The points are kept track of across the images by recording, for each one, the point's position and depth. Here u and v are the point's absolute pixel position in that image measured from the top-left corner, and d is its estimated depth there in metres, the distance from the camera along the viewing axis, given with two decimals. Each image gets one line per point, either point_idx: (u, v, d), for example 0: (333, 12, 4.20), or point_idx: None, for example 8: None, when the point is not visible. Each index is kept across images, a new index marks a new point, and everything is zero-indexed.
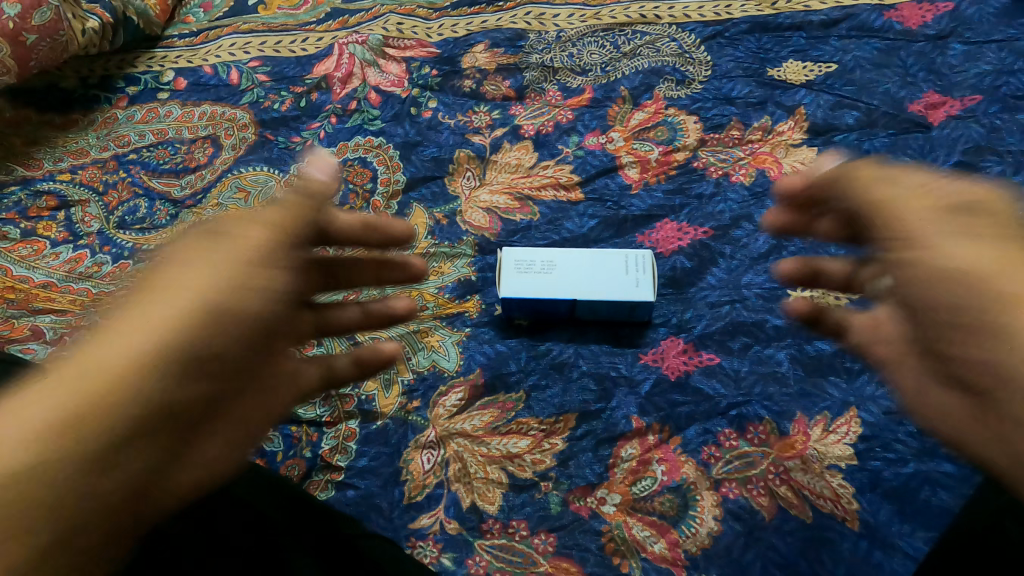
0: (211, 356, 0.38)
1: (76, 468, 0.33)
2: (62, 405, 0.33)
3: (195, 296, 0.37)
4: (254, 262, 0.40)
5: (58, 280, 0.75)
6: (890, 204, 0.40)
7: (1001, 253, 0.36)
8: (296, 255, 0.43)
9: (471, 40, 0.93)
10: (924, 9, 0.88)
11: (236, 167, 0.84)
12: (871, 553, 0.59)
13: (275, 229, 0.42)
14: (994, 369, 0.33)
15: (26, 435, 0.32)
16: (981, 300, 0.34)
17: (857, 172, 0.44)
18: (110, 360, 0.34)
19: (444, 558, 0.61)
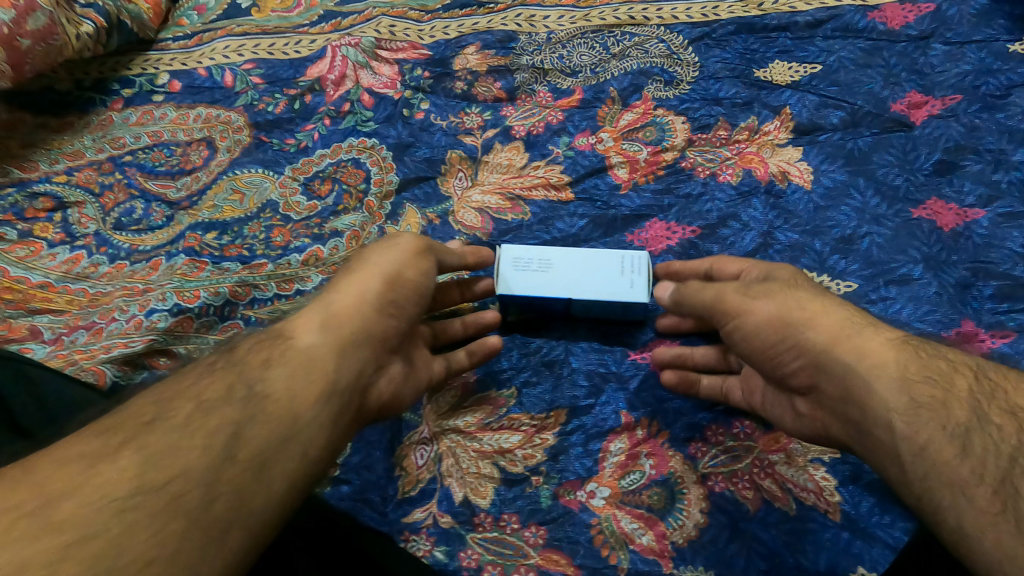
0: (369, 341, 0.58)
1: (307, 400, 0.50)
2: (297, 364, 0.52)
3: (374, 304, 0.60)
4: (388, 278, 0.62)
5: (55, 281, 0.76)
6: (753, 304, 0.57)
7: (829, 332, 0.52)
8: (427, 279, 0.65)
9: (462, 41, 0.94)
10: (907, 10, 0.89)
11: (231, 169, 0.85)
12: (853, 543, 0.61)
13: (404, 264, 0.64)
14: (862, 405, 0.49)
15: (281, 378, 0.50)
16: (837, 366, 0.51)
17: (726, 293, 0.60)
18: (329, 334, 0.55)
19: (437, 550, 0.63)
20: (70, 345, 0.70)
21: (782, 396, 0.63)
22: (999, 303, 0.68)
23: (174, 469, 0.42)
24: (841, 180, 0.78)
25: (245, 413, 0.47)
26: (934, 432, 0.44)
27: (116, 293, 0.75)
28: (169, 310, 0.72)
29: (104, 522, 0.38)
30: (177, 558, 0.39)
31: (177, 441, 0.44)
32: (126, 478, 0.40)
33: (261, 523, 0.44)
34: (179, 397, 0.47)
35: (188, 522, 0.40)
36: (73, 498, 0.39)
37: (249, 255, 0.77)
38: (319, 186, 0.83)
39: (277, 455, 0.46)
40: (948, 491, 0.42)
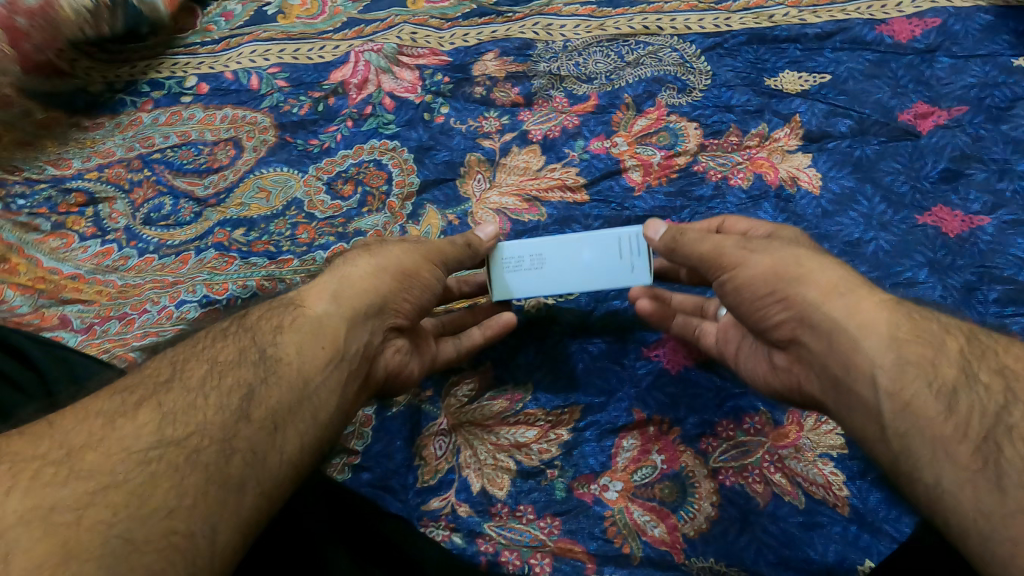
0: (378, 316, 0.61)
1: (316, 367, 0.54)
2: (307, 334, 0.55)
3: (387, 290, 0.62)
4: (400, 273, 0.64)
5: (87, 272, 0.80)
6: (753, 258, 0.58)
7: (823, 288, 0.52)
8: (439, 276, 0.68)
9: (481, 48, 0.97)
10: (914, 25, 0.92)
11: (257, 168, 0.88)
12: (860, 536, 0.62)
13: (419, 260, 0.66)
14: (846, 361, 0.49)
15: (292, 345, 0.54)
16: (824, 321, 0.51)
17: (726, 245, 0.60)
18: (339, 307, 0.58)
19: (456, 536, 0.65)
20: (102, 335, 0.73)
21: (759, 351, 0.64)
22: (1004, 307, 0.70)
23: (190, 425, 0.46)
24: (849, 187, 0.80)
25: (258, 375, 0.51)
26: (919, 390, 0.45)
27: (145, 285, 0.78)
28: (198, 302, 0.75)
29: (129, 470, 0.42)
30: (195, 508, 0.43)
31: (193, 400, 0.47)
32: (147, 433, 0.44)
33: (275, 479, 0.48)
34: (194, 361, 0.51)
35: (206, 473, 0.44)
36: (97, 449, 0.43)
37: (276, 251, 0.79)
38: (341, 186, 0.85)
39: (288, 417, 0.50)
40: (928, 448, 0.43)
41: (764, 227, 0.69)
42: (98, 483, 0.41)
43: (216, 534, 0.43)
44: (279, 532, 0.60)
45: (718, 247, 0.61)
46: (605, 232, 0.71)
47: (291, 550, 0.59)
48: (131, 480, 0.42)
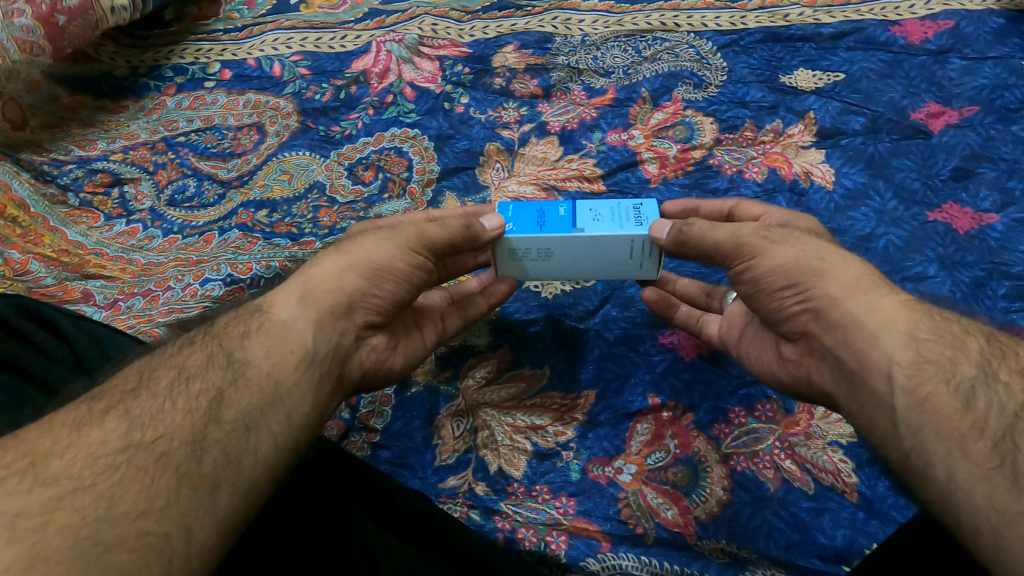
0: (349, 316, 0.59)
1: (287, 368, 0.53)
2: (274, 337, 0.54)
3: (355, 288, 0.59)
4: (373, 269, 0.60)
5: (112, 250, 0.82)
6: (774, 248, 0.57)
7: (845, 284, 0.53)
8: (420, 265, 0.63)
9: (501, 41, 1.00)
10: (926, 26, 0.94)
11: (281, 152, 0.89)
12: (868, 522, 0.63)
13: (392, 251, 0.61)
14: (862, 355, 0.50)
15: (259, 349, 0.53)
16: (840, 317, 0.52)
17: (744, 233, 0.59)
18: (307, 309, 0.56)
19: (472, 513, 0.66)
20: (126, 310, 0.74)
21: (765, 340, 0.66)
22: (1013, 303, 0.69)
23: (159, 430, 0.45)
24: (861, 183, 0.80)
25: (226, 378, 0.50)
26: (936, 386, 0.45)
27: (169, 263, 0.79)
28: (223, 281, 0.76)
29: (98, 475, 0.42)
30: (166, 510, 0.42)
31: (160, 405, 0.47)
32: (114, 438, 0.44)
33: (251, 479, 0.47)
34: (162, 368, 0.50)
35: (177, 475, 0.44)
36: (63, 458, 0.42)
37: (298, 233, 0.81)
38: (363, 171, 0.87)
39: (260, 418, 0.49)
40: (942, 443, 0.43)
41: (780, 214, 0.67)
42: (65, 488, 0.41)
43: (192, 536, 0.42)
44: (279, 514, 0.60)
45: (739, 239, 0.59)
46: (618, 234, 0.64)
47: (298, 534, 0.59)
48: (100, 484, 0.42)
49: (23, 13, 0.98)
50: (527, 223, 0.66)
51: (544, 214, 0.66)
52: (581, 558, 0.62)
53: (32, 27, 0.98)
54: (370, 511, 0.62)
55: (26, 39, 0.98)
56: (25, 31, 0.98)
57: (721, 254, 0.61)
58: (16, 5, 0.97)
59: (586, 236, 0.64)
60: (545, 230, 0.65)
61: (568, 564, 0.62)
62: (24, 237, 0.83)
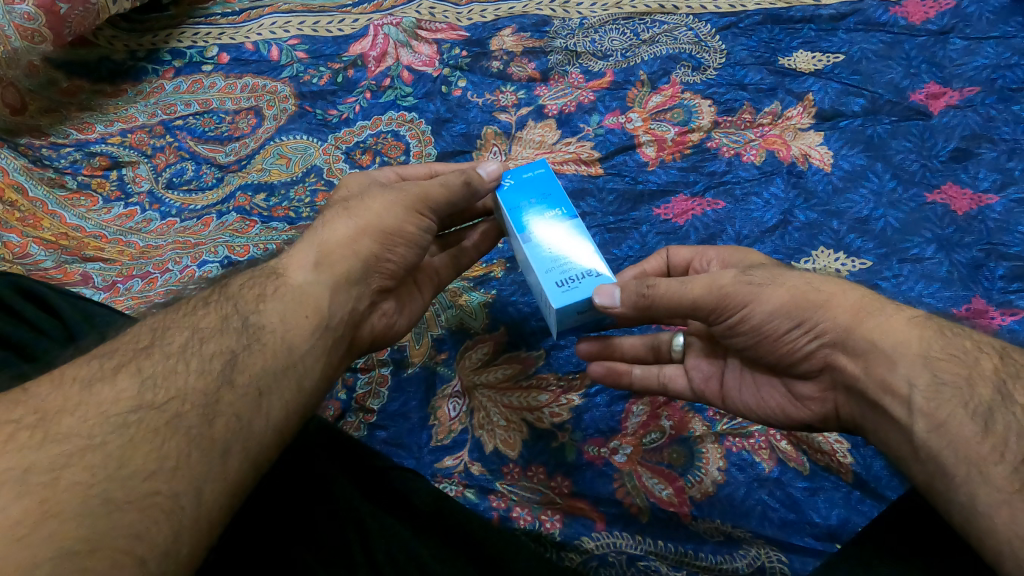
0: (364, 281, 0.59)
1: (301, 334, 0.53)
2: (290, 301, 0.54)
3: (369, 253, 0.59)
4: (384, 234, 0.59)
5: (110, 232, 0.84)
6: (763, 292, 0.54)
7: (849, 313, 0.51)
8: (426, 227, 0.63)
9: (498, 24, 0.99)
10: (927, 7, 0.93)
11: (278, 136, 0.91)
12: (863, 501, 0.62)
13: (402, 215, 0.61)
14: (882, 383, 0.48)
15: (274, 313, 0.53)
16: (860, 345, 0.50)
17: (724, 282, 0.55)
18: (322, 274, 0.56)
19: (468, 491, 0.66)
20: (125, 291, 0.76)
21: (768, 381, 0.61)
22: (1010, 284, 0.69)
23: (172, 390, 0.45)
24: (860, 164, 0.80)
25: (240, 342, 0.50)
26: (954, 411, 0.44)
27: (168, 246, 0.81)
28: (220, 262, 0.77)
29: (108, 434, 0.41)
30: (178, 471, 0.42)
31: (173, 366, 0.46)
32: (126, 398, 0.44)
33: (259, 445, 0.47)
34: (174, 329, 0.50)
35: (188, 437, 0.43)
36: (74, 415, 0.42)
37: (295, 216, 0.82)
38: (360, 156, 0.87)
39: (273, 383, 0.49)
40: (962, 465, 0.42)
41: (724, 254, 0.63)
42: (76, 445, 0.40)
43: (201, 498, 0.42)
44: (273, 504, 0.59)
45: (721, 289, 0.55)
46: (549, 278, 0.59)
47: (297, 525, 0.58)
48: (111, 442, 0.41)
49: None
50: (518, 192, 0.66)
51: (536, 202, 0.65)
52: (576, 536, 0.63)
53: (33, 15, 0.96)
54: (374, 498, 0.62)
55: (28, 27, 0.96)
56: (27, 17, 0.96)
57: (701, 310, 0.56)
58: None
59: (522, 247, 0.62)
60: (512, 211, 0.65)
61: (563, 542, 0.62)
62: (23, 221, 0.84)
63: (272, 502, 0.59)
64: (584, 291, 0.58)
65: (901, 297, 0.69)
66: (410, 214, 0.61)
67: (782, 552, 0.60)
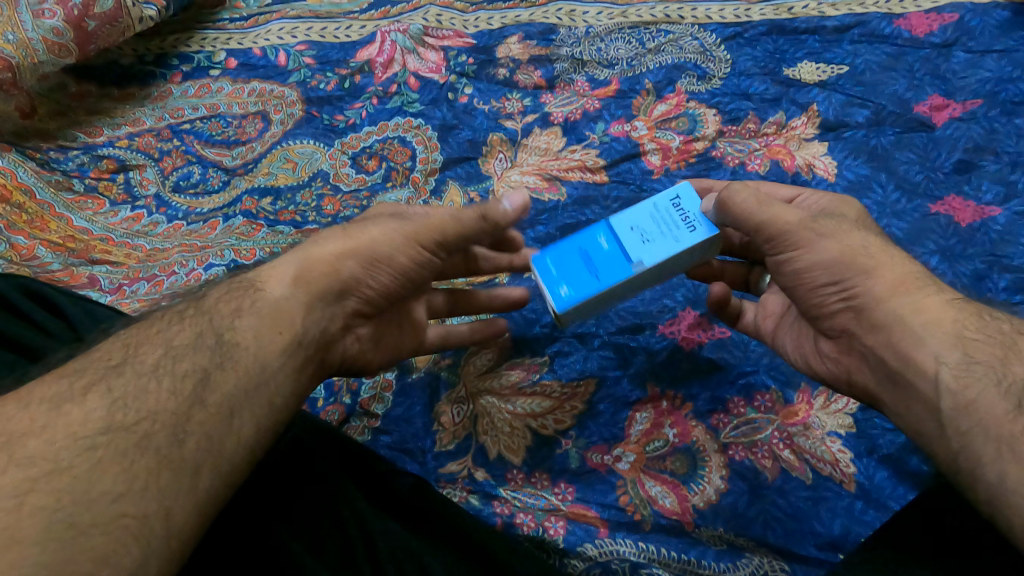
0: (339, 301, 0.60)
1: (273, 351, 0.52)
2: (265, 316, 0.53)
3: (352, 274, 0.59)
4: (371, 261, 0.60)
5: (117, 235, 0.84)
6: (821, 242, 0.55)
7: (890, 283, 0.52)
8: (425, 260, 0.63)
9: (505, 32, 1.00)
10: (931, 19, 0.93)
11: (285, 140, 0.91)
12: (866, 512, 0.62)
13: (398, 244, 0.61)
14: (903, 356, 0.50)
15: (248, 330, 0.52)
16: (884, 317, 0.51)
17: (789, 221, 0.57)
18: (299, 290, 0.56)
19: (471, 497, 0.67)
20: (131, 294, 0.77)
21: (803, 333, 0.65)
22: (1012, 295, 0.69)
23: (142, 409, 0.44)
24: (864, 175, 0.80)
25: (213, 361, 0.49)
26: (980, 416, 0.44)
27: (174, 250, 0.82)
28: (227, 266, 0.78)
29: (75, 457, 0.41)
30: (146, 492, 0.41)
31: (144, 386, 0.46)
32: (95, 419, 0.43)
33: (230, 461, 0.47)
34: (148, 343, 0.49)
35: (158, 458, 0.43)
36: (40, 437, 0.41)
37: (301, 221, 0.83)
38: (366, 161, 0.88)
39: (244, 403, 0.49)
40: (992, 444, 0.42)
41: (829, 203, 0.63)
42: (42, 469, 0.39)
43: (171, 518, 0.42)
44: (264, 498, 0.59)
45: (783, 226, 0.57)
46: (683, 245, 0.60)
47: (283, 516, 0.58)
48: (77, 466, 0.40)
49: (54, 15, 0.97)
50: (558, 261, 0.63)
51: (584, 243, 0.63)
52: (580, 543, 0.63)
53: (62, 29, 0.97)
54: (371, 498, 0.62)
55: (56, 41, 0.97)
56: (55, 32, 0.97)
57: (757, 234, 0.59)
58: (47, 6, 0.98)
59: (645, 269, 0.60)
60: (588, 273, 0.61)
61: (567, 549, 0.63)
62: (31, 223, 0.85)
63: (265, 500, 0.59)
64: (696, 209, 0.62)
65: None
66: (410, 242, 0.62)
67: (786, 562, 0.60)
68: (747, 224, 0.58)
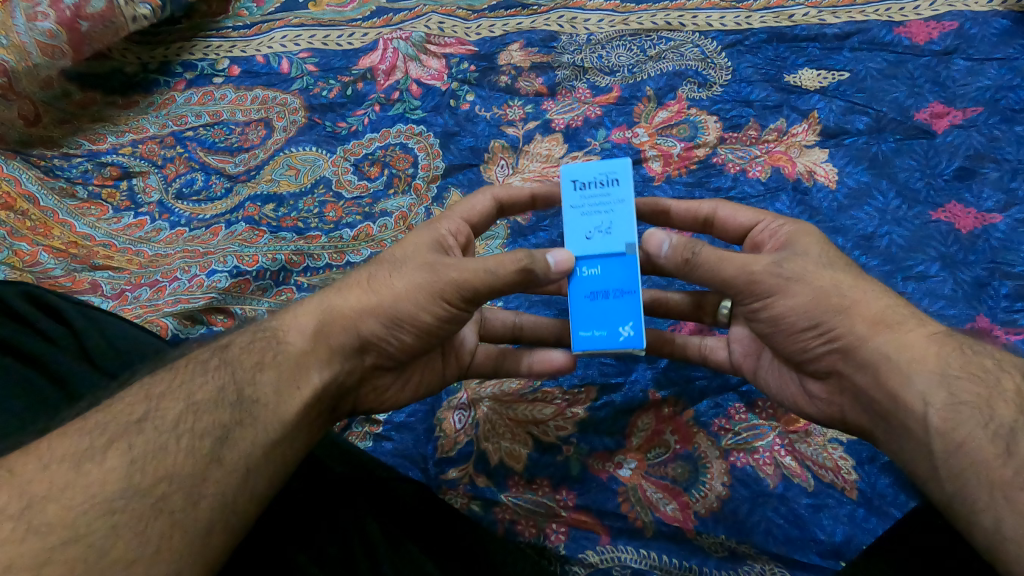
0: (358, 355, 0.58)
1: (291, 409, 0.52)
2: (284, 371, 0.53)
3: (372, 332, 0.57)
4: (392, 320, 0.57)
5: (120, 242, 0.85)
6: (792, 286, 0.54)
7: (870, 321, 0.52)
8: (453, 314, 0.57)
9: (506, 39, 1.01)
10: (932, 27, 0.93)
11: (287, 147, 0.92)
12: (868, 519, 0.62)
13: (421, 301, 0.56)
14: (894, 395, 0.49)
15: (268, 385, 0.52)
16: (870, 356, 0.51)
17: (756, 268, 0.56)
18: (319, 344, 0.56)
19: (473, 503, 0.67)
20: (134, 300, 0.78)
21: (782, 370, 0.62)
22: (1014, 303, 0.69)
23: (159, 470, 0.44)
24: (864, 182, 0.81)
25: (232, 417, 0.49)
26: (973, 433, 0.45)
27: (176, 255, 0.82)
28: (229, 272, 0.79)
29: (92, 522, 0.40)
30: (159, 556, 0.41)
31: (164, 443, 0.46)
32: (114, 480, 0.43)
33: (239, 516, 0.47)
34: (169, 397, 0.49)
35: (171, 521, 0.43)
36: (59, 501, 0.41)
37: (304, 227, 0.83)
38: (368, 167, 0.89)
39: (259, 461, 0.49)
40: (985, 488, 0.43)
41: (790, 233, 0.59)
42: (60, 537, 0.40)
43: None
44: (283, 502, 0.59)
45: (751, 274, 0.56)
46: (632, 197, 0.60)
47: (296, 527, 0.58)
48: (94, 532, 0.40)
49: (47, 18, 0.98)
50: (588, 326, 0.59)
51: (584, 289, 0.60)
52: (580, 550, 0.63)
53: (55, 31, 0.99)
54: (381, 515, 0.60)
55: (49, 43, 0.99)
56: (48, 35, 0.98)
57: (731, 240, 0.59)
58: (40, 9, 0.98)
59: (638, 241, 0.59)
60: (621, 300, 0.59)
61: (568, 556, 0.63)
62: (34, 229, 0.85)
63: (283, 507, 0.59)
64: (595, 170, 0.61)
65: None
66: (431, 298, 0.56)
67: (787, 569, 0.60)
68: (715, 279, 0.58)
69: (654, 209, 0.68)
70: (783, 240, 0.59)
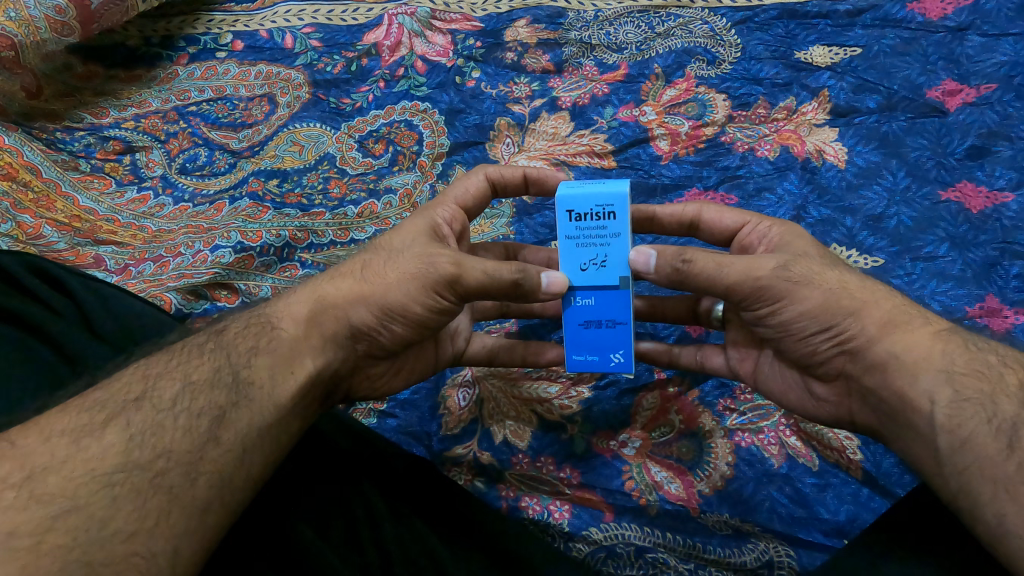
0: (349, 344, 0.57)
1: (287, 391, 0.52)
2: (278, 357, 0.53)
3: (362, 321, 0.57)
4: (383, 310, 0.56)
5: (124, 217, 0.84)
6: (800, 290, 0.53)
7: (881, 321, 0.51)
8: (444, 308, 0.56)
9: (513, 15, 0.99)
10: (946, 2, 0.91)
11: (291, 123, 0.91)
12: (872, 498, 0.62)
13: (413, 292, 0.56)
14: (901, 394, 0.49)
15: (264, 370, 0.52)
16: (878, 356, 0.51)
17: (762, 273, 0.54)
18: (311, 332, 0.55)
19: (478, 481, 0.67)
20: (138, 275, 0.77)
21: (788, 376, 0.61)
22: None
23: (157, 447, 0.44)
24: (874, 161, 0.80)
25: (229, 399, 0.49)
26: (977, 427, 0.44)
27: (180, 231, 0.82)
28: (233, 248, 0.78)
29: (90, 494, 0.40)
30: (157, 529, 0.41)
31: (161, 420, 0.46)
32: (112, 454, 0.43)
33: (236, 495, 0.47)
34: (167, 376, 0.49)
35: (169, 495, 0.43)
36: (60, 472, 0.41)
37: (308, 204, 0.83)
38: (373, 144, 0.88)
39: (257, 440, 0.49)
40: (988, 484, 0.42)
41: (781, 236, 0.59)
42: (60, 507, 0.39)
43: (177, 555, 0.42)
44: (283, 478, 0.59)
45: (757, 280, 0.54)
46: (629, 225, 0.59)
47: (299, 501, 0.57)
48: (92, 504, 0.40)
49: None
50: (582, 353, 0.63)
51: (577, 319, 0.62)
52: (584, 527, 0.63)
53: (64, 7, 0.97)
54: (384, 487, 0.61)
55: (57, 19, 0.97)
56: (58, 10, 0.97)
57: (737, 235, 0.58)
58: None
59: (631, 274, 0.60)
60: (614, 330, 0.62)
61: (571, 533, 0.63)
62: (37, 202, 0.85)
63: (283, 482, 0.58)
64: (593, 199, 0.59)
65: (913, 293, 0.70)
66: (424, 289, 0.56)
67: (790, 547, 0.60)
68: (719, 286, 0.56)
69: (640, 215, 0.67)
70: (776, 242, 0.59)
